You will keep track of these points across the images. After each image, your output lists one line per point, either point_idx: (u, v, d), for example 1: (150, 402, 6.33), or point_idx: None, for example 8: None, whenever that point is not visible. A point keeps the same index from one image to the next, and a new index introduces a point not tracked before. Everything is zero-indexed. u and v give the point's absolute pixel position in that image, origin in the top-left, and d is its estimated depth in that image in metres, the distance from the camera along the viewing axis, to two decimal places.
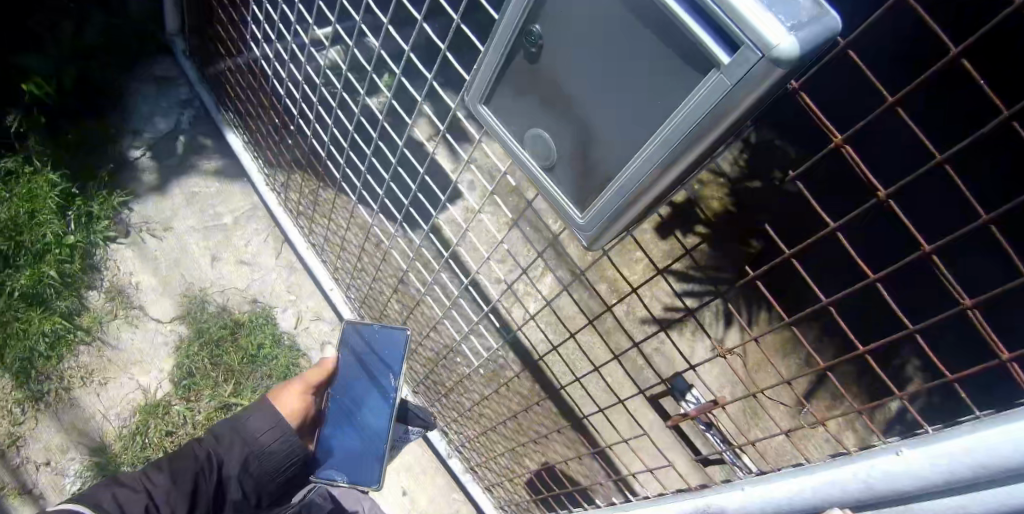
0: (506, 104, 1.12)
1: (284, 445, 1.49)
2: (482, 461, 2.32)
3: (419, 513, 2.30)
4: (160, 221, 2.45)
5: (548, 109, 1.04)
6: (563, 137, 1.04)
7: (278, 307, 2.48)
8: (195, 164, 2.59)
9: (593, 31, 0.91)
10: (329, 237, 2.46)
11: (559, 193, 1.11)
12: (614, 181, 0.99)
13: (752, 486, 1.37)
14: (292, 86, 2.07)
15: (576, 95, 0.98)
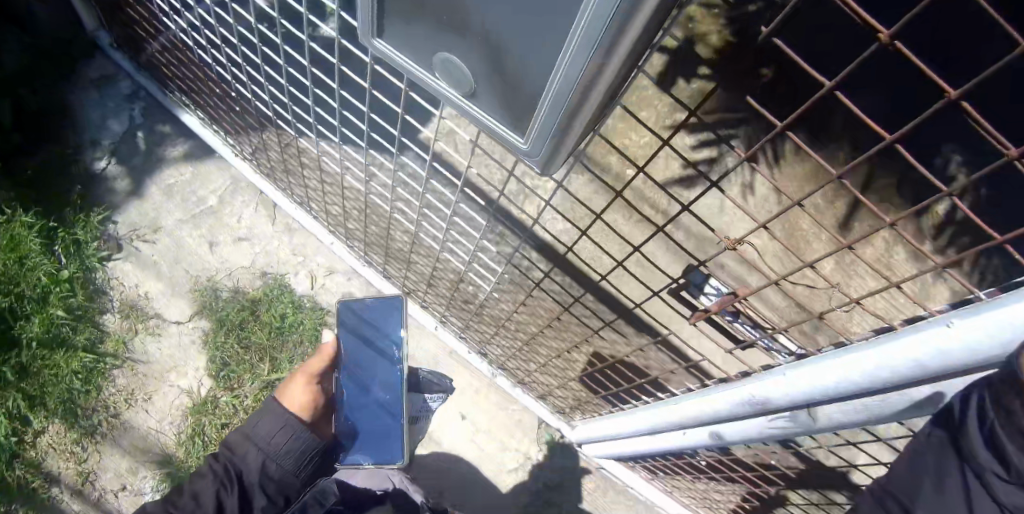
0: (402, 30, 0.92)
1: (298, 443, 1.59)
2: (530, 374, 2.24)
3: (483, 432, 2.29)
4: (148, 224, 2.39)
5: (447, 27, 0.84)
6: (473, 57, 0.84)
7: (290, 273, 2.42)
8: (163, 156, 2.49)
9: None
10: (309, 193, 2.32)
11: (493, 123, 0.92)
12: (545, 101, 0.80)
13: (796, 371, 1.17)
14: (209, 47, 1.88)
15: (470, 1, 0.77)
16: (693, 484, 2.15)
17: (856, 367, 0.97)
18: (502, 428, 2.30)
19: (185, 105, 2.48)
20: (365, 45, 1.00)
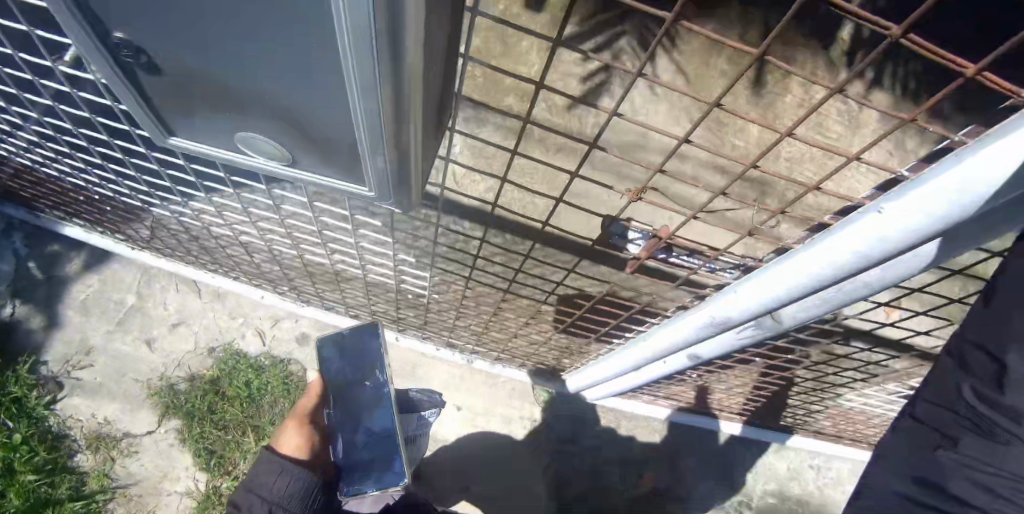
0: (190, 125, 0.86)
1: (299, 484, 1.41)
2: (506, 348, 2.17)
3: (484, 414, 2.26)
4: (78, 349, 2.25)
5: (231, 111, 0.79)
6: (274, 131, 0.80)
7: (239, 338, 2.33)
8: (62, 275, 2.32)
9: (176, 12, 0.63)
10: (218, 263, 2.20)
11: (327, 179, 0.89)
12: (363, 150, 0.77)
13: (745, 284, 1.18)
14: (51, 156, 1.71)
15: (240, 84, 0.73)
16: (692, 392, 2.19)
17: (829, 264, 0.98)
18: (503, 403, 2.28)
19: (62, 218, 2.30)
20: (164, 144, 0.93)
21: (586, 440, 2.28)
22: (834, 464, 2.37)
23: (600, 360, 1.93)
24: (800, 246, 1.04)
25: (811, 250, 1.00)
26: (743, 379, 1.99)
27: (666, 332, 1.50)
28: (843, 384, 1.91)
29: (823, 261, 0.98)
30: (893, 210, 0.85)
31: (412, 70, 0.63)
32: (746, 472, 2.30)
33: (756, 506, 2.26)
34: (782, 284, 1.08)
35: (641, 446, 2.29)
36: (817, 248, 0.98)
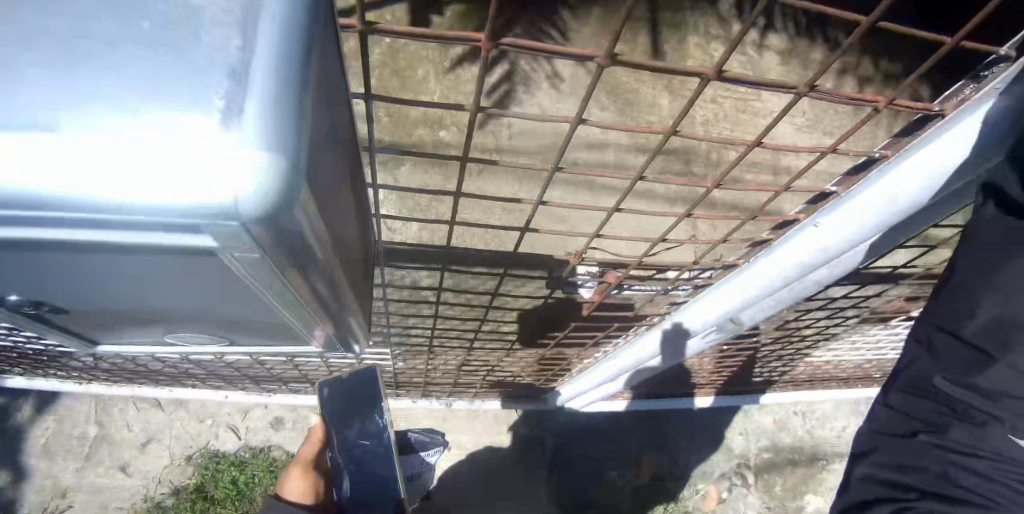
0: (117, 338, 0.82)
1: None
2: (483, 388, 2.17)
3: (475, 449, 2.27)
4: (51, 495, 2.18)
5: (157, 331, 0.76)
6: (208, 335, 0.77)
7: (214, 439, 2.30)
8: (16, 425, 2.24)
9: (76, 290, 0.59)
10: (170, 376, 2.13)
11: (272, 351, 0.87)
12: (305, 337, 0.75)
13: (699, 302, 1.27)
14: None
15: (160, 318, 0.69)
16: (674, 382, 2.19)
17: (779, 273, 1.06)
18: (491, 433, 2.29)
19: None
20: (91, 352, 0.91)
21: (579, 446, 2.30)
22: (816, 404, 2.44)
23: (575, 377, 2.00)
24: (743, 263, 1.12)
25: (757, 265, 1.07)
26: (711, 370, 2.02)
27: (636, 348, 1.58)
28: (808, 350, 1.96)
29: (772, 271, 1.06)
30: (828, 223, 0.93)
31: (337, 285, 0.64)
32: (738, 434, 2.36)
33: (754, 464, 2.33)
34: (738, 293, 1.16)
35: (634, 438, 2.32)
36: (766, 263, 1.06)
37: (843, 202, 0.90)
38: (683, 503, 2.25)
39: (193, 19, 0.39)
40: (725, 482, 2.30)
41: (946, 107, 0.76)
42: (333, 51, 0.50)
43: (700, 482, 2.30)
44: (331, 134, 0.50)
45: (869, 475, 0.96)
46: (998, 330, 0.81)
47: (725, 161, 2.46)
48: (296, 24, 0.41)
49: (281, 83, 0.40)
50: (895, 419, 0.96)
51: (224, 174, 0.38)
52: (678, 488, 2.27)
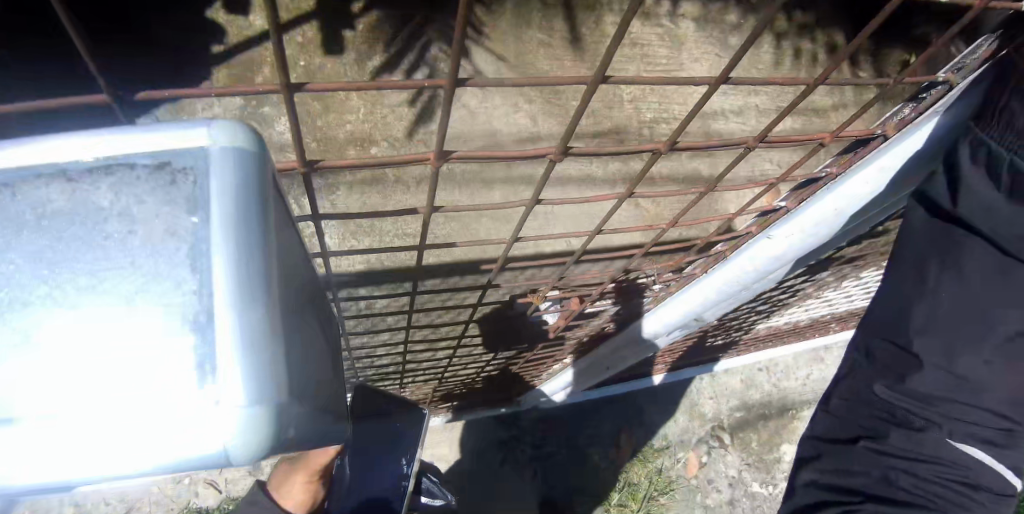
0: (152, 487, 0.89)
1: None
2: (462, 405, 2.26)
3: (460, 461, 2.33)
4: None
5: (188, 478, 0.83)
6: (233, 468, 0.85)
7: (195, 498, 2.28)
8: None
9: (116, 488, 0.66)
10: None
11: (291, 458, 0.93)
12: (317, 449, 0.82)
13: (663, 308, 1.59)
14: None
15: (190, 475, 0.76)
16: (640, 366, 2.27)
17: (731, 274, 1.38)
18: (479, 442, 2.36)
19: None
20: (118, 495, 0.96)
21: (558, 436, 2.40)
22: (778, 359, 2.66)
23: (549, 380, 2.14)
24: (703, 273, 1.43)
25: (715, 272, 1.40)
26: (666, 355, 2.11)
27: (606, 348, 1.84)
28: (753, 323, 2.08)
29: (727, 275, 1.39)
30: (779, 234, 1.27)
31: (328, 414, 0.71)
32: (709, 398, 2.55)
33: (727, 425, 2.53)
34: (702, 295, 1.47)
35: (612, 421, 2.45)
36: (727, 270, 1.38)
37: (792, 215, 1.23)
38: (667, 474, 2.40)
39: (151, 267, 0.46)
40: (703, 446, 2.47)
41: (889, 131, 1.09)
42: (280, 225, 0.56)
43: (679, 451, 2.46)
44: (292, 302, 0.56)
45: (813, 480, 1.14)
46: (926, 333, 0.99)
47: (659, 135, 2.40)
48: (237, 239, 0.46)
49: (236, 305, 0.45)
50: (839, 424, 1.12)
51: (220, 423, 0.44)
52: (660, 461, 2.41)
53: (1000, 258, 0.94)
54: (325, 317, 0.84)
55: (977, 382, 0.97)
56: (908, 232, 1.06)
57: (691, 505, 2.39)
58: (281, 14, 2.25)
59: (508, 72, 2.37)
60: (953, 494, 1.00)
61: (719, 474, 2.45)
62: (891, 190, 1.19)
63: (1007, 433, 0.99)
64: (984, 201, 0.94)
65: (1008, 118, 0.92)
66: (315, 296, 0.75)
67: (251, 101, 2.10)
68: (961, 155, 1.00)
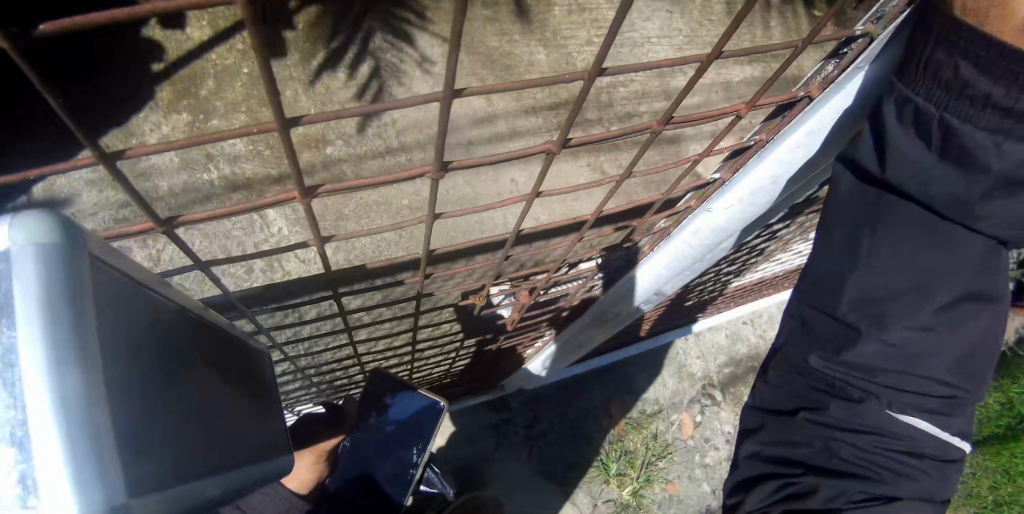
0: None
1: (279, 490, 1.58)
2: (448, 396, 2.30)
3: (458, 450, 2.37)
4: None
5: None
6: None
7: None
8: None
9: None
10: None
11: None
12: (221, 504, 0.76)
13: (620, 289, 1.58)
14: None
15: None
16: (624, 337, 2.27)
17: (677, 249, 1.39)
18: (475, 430, 2.40)
19: None
20: None
21: (550, 414, 2.46)
22: (760, 310, 2.73)
23: (531, 360, 2.14)
24: (654, 248, 1.42)
25: (662, 250, 1.40)
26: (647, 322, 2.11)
27: (576, 327, 1.83)
28: (727, 282, 2.08)
29: (674, 250, 1.39)
30: (717, 207, 1.23)
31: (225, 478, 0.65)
32: (696, 358, 2.61)
33: (718, 381, 2.59)
34: (655, 268, 1.47)
35: (601, 393, 2.50)
36: (673, 244, 1.37)
37: (727, 187, 1.19)
38: (663, 437, 2.46)
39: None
40: (696, 406, 2.53)
41: (813, 92, 1.00)
42: (123, 310, 0.50)
43: (672, 414, 2.51)
44: (155, 389, 0.51)
45: (756, 451, 1.26)
46: (861, 307, 1.04)
47: (617, 100, 2.33)
48: (50, 347, 0.39)
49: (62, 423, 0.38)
50: (781, 396, 1.21)
51: None
52: (655, 426, 2.46)
53: (928, 227, 0.96)
54: (237, 363, 0.81)
55: (910, 350, 1.02)
56: (835, 198, 1.07)
57: (690, 465, 2.44)
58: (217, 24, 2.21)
59: (457, 53, 2.31)
60: (894, 463, 1.11)
61: (715, 431, 2.51)
62: (824, 147, 1.12)
63: (948, 401, 1.06)
64: (913, 161, 0.92)
65: (933, 70, 0.83)
66: (215, 352, 0.72)
67: (199, 117, 2.06)
68: (886, 112, 0.92)
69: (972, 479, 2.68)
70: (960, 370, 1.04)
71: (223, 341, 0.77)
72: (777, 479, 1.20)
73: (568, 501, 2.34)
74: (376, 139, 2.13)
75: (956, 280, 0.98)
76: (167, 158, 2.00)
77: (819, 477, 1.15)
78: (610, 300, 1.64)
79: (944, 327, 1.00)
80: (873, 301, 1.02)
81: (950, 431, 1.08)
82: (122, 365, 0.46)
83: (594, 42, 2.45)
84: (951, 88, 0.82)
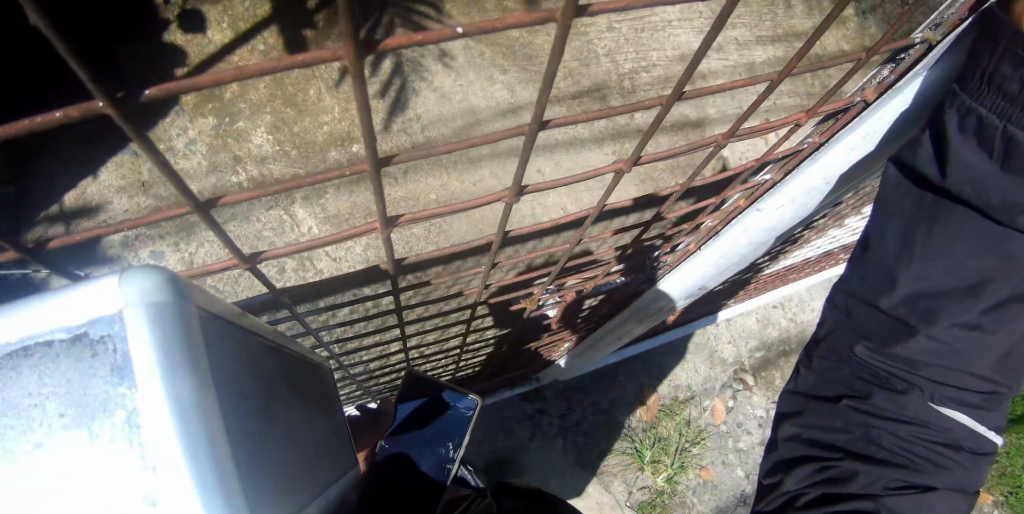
0: None
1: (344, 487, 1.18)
2: (486, 389, 2.34)
3: (491, 442, 2.40)
4: None
5: None
6: None
7: None
8: None
9: None
10: None
11: None
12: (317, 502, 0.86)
13: (664, 283, 1.59)
14: None
15: None
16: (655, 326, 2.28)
17: (724, 248, 1.42)
18: (510, 422, 2.43)
19: None
20: None
21: (583, 404, 2.49)
22: (791, 294, 2.72)
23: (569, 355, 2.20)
24: (698, 248, 1.46)
25: (707, 249, 1.43)
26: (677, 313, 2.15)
27: (612, 323, 1.87)
28: (761, 268, 2.07)
29: (719, 249, 1.42)
30: (768, 206, 1.27)
31: (309, 483, 0.73)
32: (726, 343, 2.62)
33: (749, 366, 2.60)
34: (696, 269, 1.51)
35: (633, 379, 2.52)
36: (719, 245, 1.40)
37: (778, 187, 1.23)
38: (697, 424, 2.48)
39: (88, 417, 0.48)
40: (728, 391, 2.55)
41: (869, 96, 1.06)
42: (220, 340, 0.57)
43: (704, 399, 2.53)
44: (249, 399, 0.59)
45: (795, 434, 1.30)
46: (912, 303, 1.07)
47: (641, 86, 2.32)
48: (164, 368, 0.46)
49: (180, 423, 0.45)
50: (825, 383, 1.28)
51: None
52: (687, 413, 2.49)
53: (986, 232, 1.00)
54: (310, 382, 0.90)
55: (957, 347, 1.06)
56: (889, 198, 1.12)
57: (724, 450, 2.46)
58: (239, 26, 2.12)
59: (478, 45, 2.31)
60: (930, 453, 1.15)
61: (747, 416, 2.53)
62: (879, 148, 1.17)
63: (989, 396, 1.10)
64: (976, 172, 0.97)
65: (999, 83, 0.90)
66: (291, 371, 0.81)
67: (224, 120, 2.07)
68: (948, 121, 0.98)
69: (1007, 457, 2.70)
70: (1000, 367, 1.07)
71: (297, 363, 0.87)
72: (817, 461, 1.24)
73: (602, 489, 2.38)
74: (400, 134, 2.12)
75: (1008, 280, 1.01)
76: (196, 162, 2.02)
77: (857, 463, 1.19)
78: (647, 293, 1.66)
79: (990, 326, 1.04)
80: (923, 297, 1.06)
81: (986, 425, 1.13)
82: (222, 378, 0.54)
83: (613, 28, 2.42)
84: (1016, 101, 0.89)
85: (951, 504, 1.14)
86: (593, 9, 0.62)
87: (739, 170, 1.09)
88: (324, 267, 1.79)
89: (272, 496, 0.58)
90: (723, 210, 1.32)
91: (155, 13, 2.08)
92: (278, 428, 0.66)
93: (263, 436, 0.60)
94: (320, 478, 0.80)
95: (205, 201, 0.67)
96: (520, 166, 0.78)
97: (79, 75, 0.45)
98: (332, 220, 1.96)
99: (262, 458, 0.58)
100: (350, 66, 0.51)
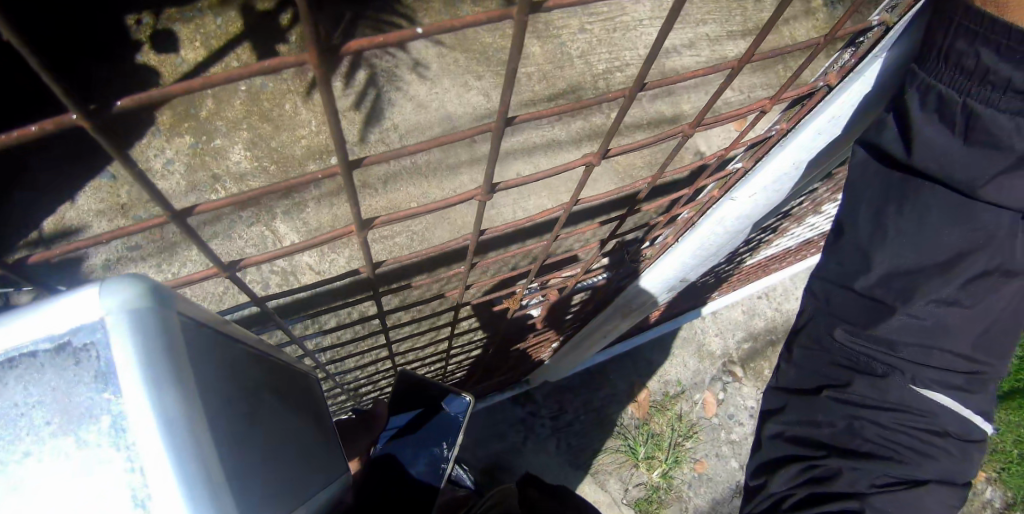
0: None
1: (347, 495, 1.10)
2: (478, 394, 2.34)
3: (484, 447, 2.40)
4: None
5: None
6: None
7: None
8: None
9: None
10: None
11: None
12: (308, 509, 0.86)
13: (647, 277, 1.59)
14: None
15: None
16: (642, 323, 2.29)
17: (702, 239, 1.42)
18: (503, 425, 2.44)
19: None
20: None
21: (575, 404, 2.49)
22: (775, 284, 2.74)
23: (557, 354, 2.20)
24: (675, 240, 1.47)
25: (685, 240, 1.44)
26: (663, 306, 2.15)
27: (596, 322, 1.87)
28: (741, 259, 2.09)
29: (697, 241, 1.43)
30: (741, 195, 1.28)
31: (299, 491, 0.73)
32: (714, 335, 2.64)
33: (738, 358, 2.62)
34: (675, 263, 1.52)
35: (624, 377, 2.53)
36: (698, 236, 1.41)
37: (748, 176, 1.24)
38: (688, 418, 2.49)
39: (75, 424, 0.47)
40: (718, 384, 2.56)
41: (832, 80, 1.06)
42: (203, 347, 0.57)
43: (695, 393, 2.54)
44: (235, 405, 0.59)
45: (779, 432, 1.31)
46: (888, 282, 1.09)
47: (615, 85, 2.35)
48: (148, 376, 0.46)
49: (167, 430, 0.45)
50: (806, 375, 1.28)
51: None
52: (678, 407, 2.50)
53: (957, 205, 1.02)
54: (297, 389, 0.90)
55: (934, 323, 1.07)
56: (858, 180, 1.13)
57: (717, 443, 2.48)
58: (211, 43, 2.12)
59: (451, 52, 2.31)
60: (915, 443, 1.15)
61: (738, 407, 2.55)
62: (846, 130, 1.18)
63: (973, 377, 1.11)
64: (940, 148, 0.98)
65: (955, 59, 0.90)
66: (276, 378, 0.81)
67: (201, 139, 2.06)
68: (909, 100, 0.99)
69: (998, 434, 2.73)
70: (982, 342, 1.09)
71: (283, 369, 0.87)
72: (800, 462, 1.24)
73: (598, 488, 2.39)
74: (378, 145, 2.13)
75: (985, 253, 1.02)
76: (174, 182, 2.02)
77: (842, 460, 1.20)
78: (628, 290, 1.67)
79: (968, 301, 1.05)
80: (900, 275, 1.08)
81: (971, 409, 1.13)
82: (207, 384, 0.53)
83: (585, 31, 2.43)
84: (974, 75, 0.90)
85: (942, 492, 1.16)
86: (548, 5, 0.59)
87: (708, 159, 1.07)
88: (306, 280, 1.79)
89: (263, 502, 0.57)
90: (698, 201, 1.32)
91: (126, 33, 2.10)
92: (266, 436, 0.65)
93: (251, 441, 0.60)
94: (310, 483, 0.80)
95: (181, 210, 0.58)
96: (489, 167, 0.73)
97: (50, 87, 0.41)
98: (313, 233, 1.96)
99: (251, 464, 0.57)
100: (316, 75, 0.47)
